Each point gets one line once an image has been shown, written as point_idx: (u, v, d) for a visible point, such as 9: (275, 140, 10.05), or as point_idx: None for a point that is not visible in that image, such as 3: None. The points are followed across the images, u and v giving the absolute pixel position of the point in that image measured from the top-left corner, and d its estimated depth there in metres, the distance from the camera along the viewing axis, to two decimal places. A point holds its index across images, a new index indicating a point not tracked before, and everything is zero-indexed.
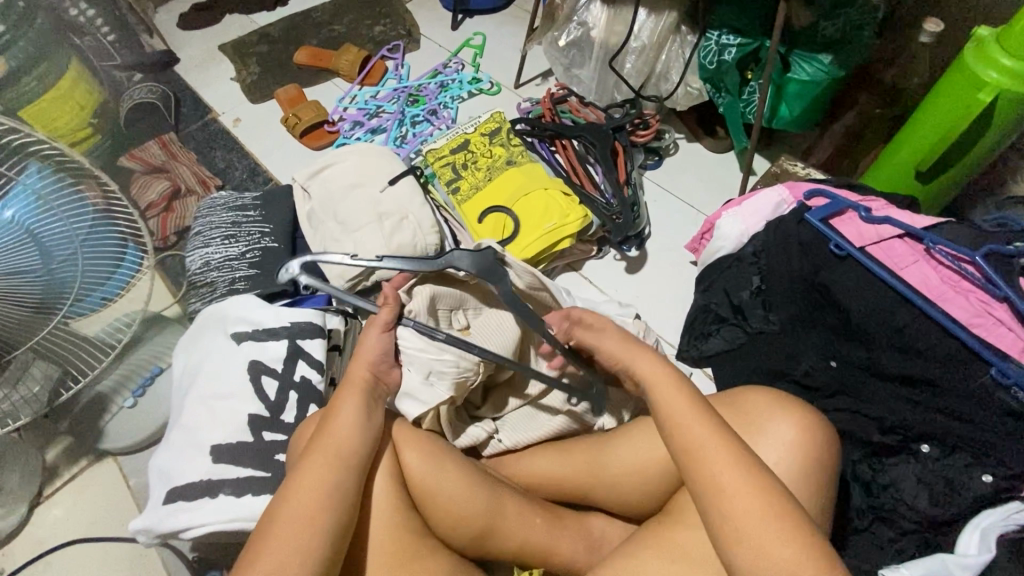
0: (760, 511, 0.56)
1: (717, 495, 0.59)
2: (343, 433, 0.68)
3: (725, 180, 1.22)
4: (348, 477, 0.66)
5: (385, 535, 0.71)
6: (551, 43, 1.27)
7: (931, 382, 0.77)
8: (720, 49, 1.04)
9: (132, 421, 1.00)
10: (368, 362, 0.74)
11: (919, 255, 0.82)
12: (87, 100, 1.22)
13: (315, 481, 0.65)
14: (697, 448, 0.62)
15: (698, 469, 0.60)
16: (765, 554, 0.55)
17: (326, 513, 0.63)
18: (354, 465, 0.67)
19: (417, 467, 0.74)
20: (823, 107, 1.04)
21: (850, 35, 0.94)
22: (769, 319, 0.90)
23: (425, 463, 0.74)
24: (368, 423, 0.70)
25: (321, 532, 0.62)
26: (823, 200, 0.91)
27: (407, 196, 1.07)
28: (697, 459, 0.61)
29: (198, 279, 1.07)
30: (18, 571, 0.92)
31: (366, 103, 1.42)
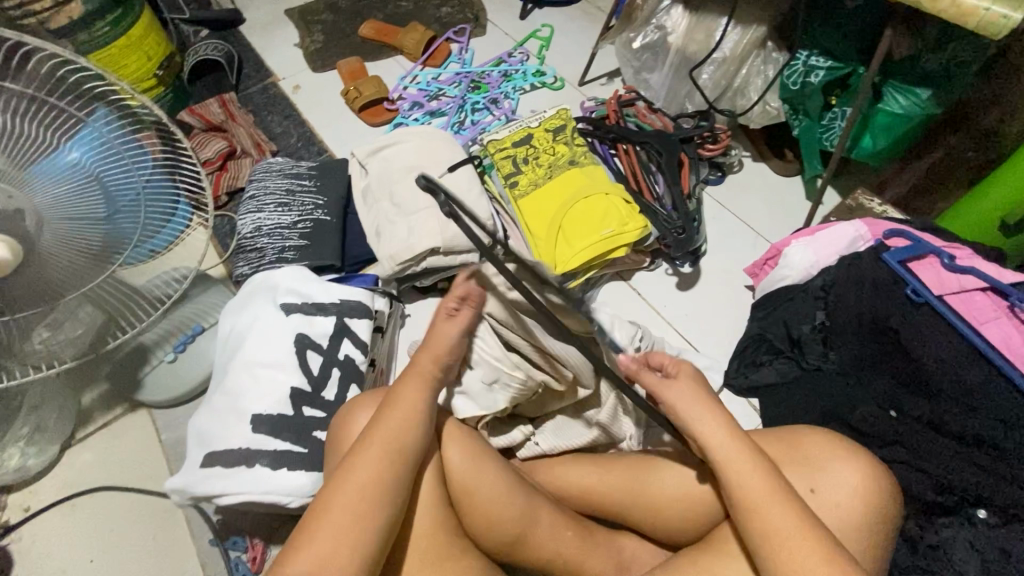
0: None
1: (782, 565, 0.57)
2: (398, 428, 0.66)
3: (788, 206, 1.18)
4: (398, 476, 0.64)
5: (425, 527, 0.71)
6: (625, 45, 1.23)
7: (998, 446, 0.74)
8: (807, 71, 1.00)
9: (170, 376, 1.00)
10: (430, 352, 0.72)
11: (1002, 312, 0.78)
12: (154, 51, 1.30)
13: (370, 474, 0.63)
14: (769, 507, 0.59)
15: (774, 544, 0.57)
16: None
17: (377, 509, 0.62)
18: (407, 463, 0.65)
19: (458, 463, 0.73)
20: (909, 140, 0.99)
21: (952, 72, 0.88)
22: (828, 357, 0.87)
23: (465, 460, 0.73)
24: (423, 416, 0.68)
25: (371, 528, 0.61)
26: (903, 241, 0.87)
27: (465, 186, 1.06)
28: (764, 518, 0.59)
29: (247, 243, 1.06)
30: (45, 508, 0.93)
31: (427, 84, 1.41)
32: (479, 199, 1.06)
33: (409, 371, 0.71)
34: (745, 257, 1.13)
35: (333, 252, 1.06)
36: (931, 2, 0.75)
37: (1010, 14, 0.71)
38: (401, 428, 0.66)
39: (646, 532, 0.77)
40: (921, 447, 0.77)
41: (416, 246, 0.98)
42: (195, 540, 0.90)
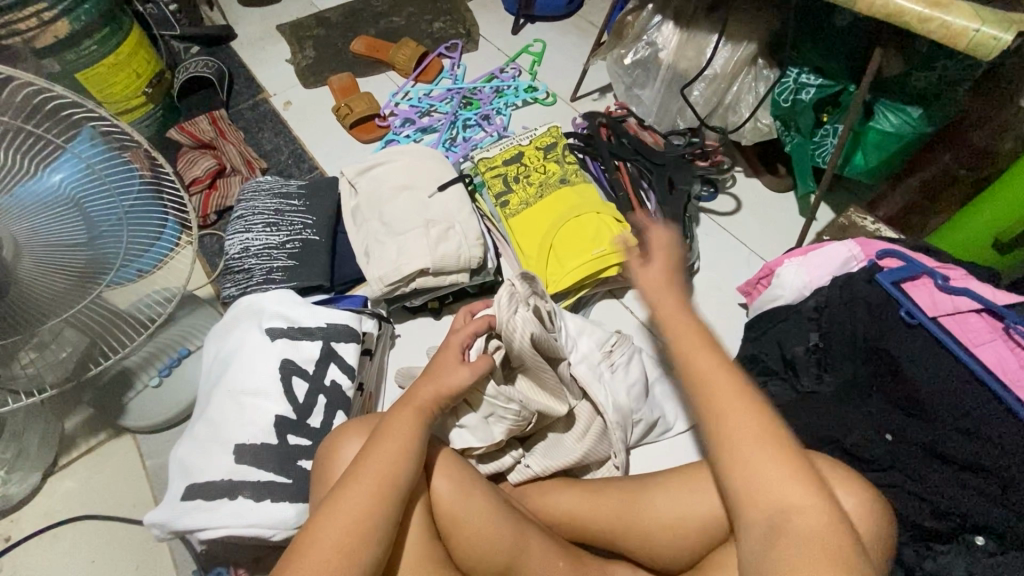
0: (788, 474, 0.55)
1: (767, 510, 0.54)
2: (390, 458, 0.65)
3: (781, 222, 1.17)
4: (391, 510, 0.62)
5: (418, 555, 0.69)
6: (616, 61, 1.23)
7: (996, 472, 0.71)
8: (798, 88, 0.99)
9: (155, 400, 0.98)
10: (434, 386, 0.72)
11: (997, 333, 0.77)
12: (143, 69, 1.30)
13: (360, 508, 0.61)
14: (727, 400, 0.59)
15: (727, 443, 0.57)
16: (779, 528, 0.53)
17: (364, 547, 0.60)
18: (396, 499, 0.63)
19: (446, 494, 0.72)
20: (899, 160, 0.99)
21: (942, 91, 0.87)
22: (822, 380, 0.86)
23: (453, 492, 0.72)
24: (416, 444, 0.67)
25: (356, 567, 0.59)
26: (895, 261, 0.86)
27: (458, 206, 1.05)
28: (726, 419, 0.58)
29: (235, 264, 1.05)
30: (25, 539, 0.91)
31: (419, 100, 1.40)
32: (469, 218, 1.04)
33: (405, 402, 0.71)
34: (739, 274, 1.12)
35: (322, 272, 1.05)
36: (918, 22, 0.74)
37: (999, 36, 0.70)
38: (391, 453, 0.65)
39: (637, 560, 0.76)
40: (919, 473, 0.76)
41: (405, 268, 0.97)
42: (179, 570, 0.88)
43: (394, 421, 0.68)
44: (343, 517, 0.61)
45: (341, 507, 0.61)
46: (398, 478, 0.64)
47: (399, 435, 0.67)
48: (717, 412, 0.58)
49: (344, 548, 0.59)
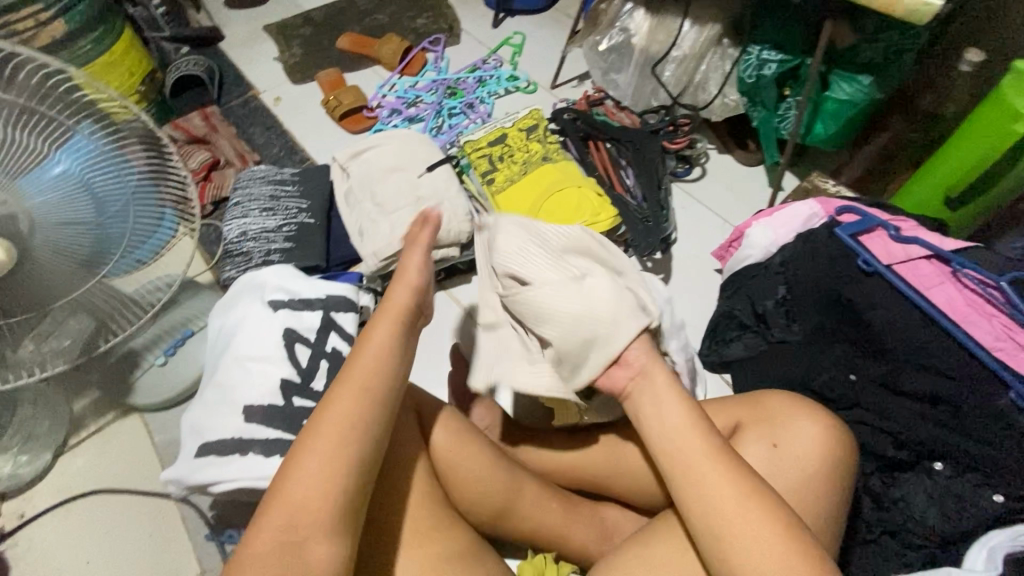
0: (748, 500, 0.57)
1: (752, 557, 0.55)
2: (339, 419, 0.58)
3: (752, 193, 1.24)
4: (348, 479, 0.56)
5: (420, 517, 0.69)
6: (592, 47, 1.28)
7: (948, 400, 0.78)
8: (760, 64, 1.06)
9: (162, 378, 1.02)
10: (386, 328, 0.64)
11: (946, 277, 0.84)
12: (136, 68, 1.34)
13: (313, 481, 0.55)
14: (686, 451, 0.61)
15: (690, 478, 0.60)
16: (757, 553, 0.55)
17: (323, 520, 0.54)
18: (353, 464, 0.57)
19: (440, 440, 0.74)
20: (857, 128, 1.07)
21: (889, 59, 0.95)
22: (792, 328, 0.92)
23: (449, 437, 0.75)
24: (371, 406, 0.60)
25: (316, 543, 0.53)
26: (853, 217, 0.94)
27: (446, 185, 1.11)
28: (687, 466, 0.60)
29: (234, 248, 1.09)
30: (39, 514, 0.94)
31: (405, 92, 1.45)
32: (456, 196, 1.10)
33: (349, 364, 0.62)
34: (714, 241, 1.19)
35: (319, 253, 1.09)
36: None
37: (930, 2, 0.78)
38: (347, 415, 0.58)
39: (626, 502, 0.81)
40: (878, 406, 0.82)
41: (398, 242, 1.02)
42: (191, 535, 0.92)
43: (338, 392, 0.59)
44: (292, 498, 0.55)
45: (295, 481, 0.55)
46: (357, 443, 0.58)
47: (348, 402, 0.59)
48: (684, 464, 0.60)
49: (302, 519, 0.54)
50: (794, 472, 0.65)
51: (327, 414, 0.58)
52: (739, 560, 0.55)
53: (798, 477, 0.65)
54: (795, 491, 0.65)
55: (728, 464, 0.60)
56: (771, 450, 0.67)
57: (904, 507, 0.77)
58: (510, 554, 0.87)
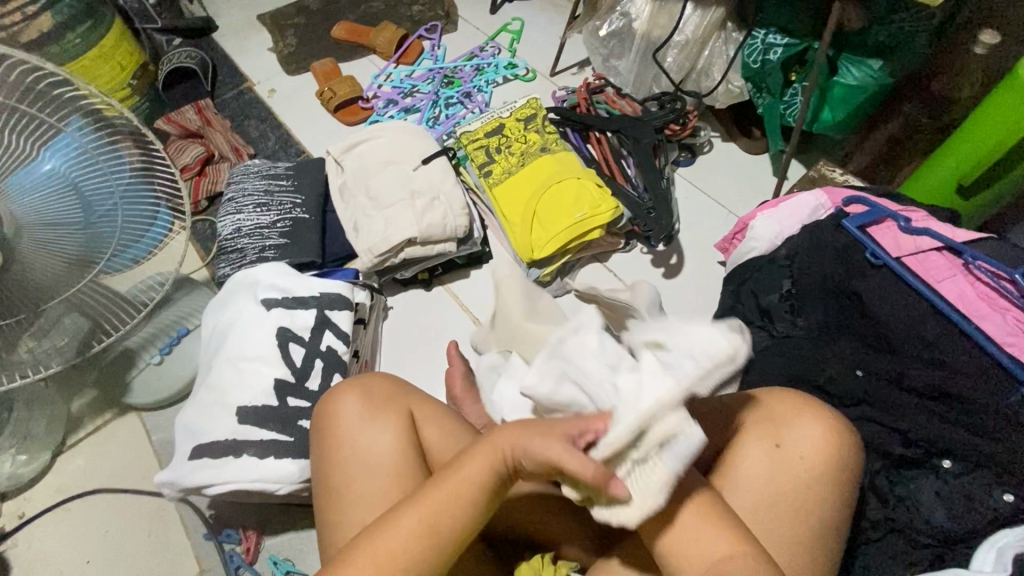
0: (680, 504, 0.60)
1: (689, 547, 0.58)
2: (447, 507, 0.59)
3: (757, 182, 1.21)
4: (438, 555, 0.58)
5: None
6: (592, 33, 1.25)
7: (958, 396, 0.76)
8: (766, 49, 1.04)
9: (158, 377, 1.02)
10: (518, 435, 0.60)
11: (957, 270, 0.82)
12: (127, 61, 1.32)
13: (405, 546, 0.58)
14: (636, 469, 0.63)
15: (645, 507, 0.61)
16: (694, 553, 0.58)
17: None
18: (445, 546, 0.59)
19: None
20: (865, 113, 1.03)
21: (900, 42, 0.92)
22: (796, 324, 0.89)
23: None
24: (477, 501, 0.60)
25: None
26: (861, 207, 0.91)
27: (442, 178, 1.09)
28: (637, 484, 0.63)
29: (228, 245, 1.08)
30: (38, 514, 0.94)
31: (401, 82, 1.42)
32: (452, 189, 1.07)
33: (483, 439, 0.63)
34: (717, 233, 1.16)
35: (314, 249, 1.07)
36: None
37: None
38: (457, 498, 0.60)
39: None
40: (885, 403, 0.79)
41: (392, 239, 1.00)
42: (190, 535, 0.92)
43: (467, 462, 0.61)
44: (384, 555, 0.57)
45: (389, 540, 0.58)
46: (454, 524, 0.59)
47: (466, 483, 0.60)
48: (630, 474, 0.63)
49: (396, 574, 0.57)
50: (798, 475, 0.64)
51: (445, 489, 0.60)
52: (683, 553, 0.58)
53: (801, 480, 0.64)
54: (797, 495, 0.63)
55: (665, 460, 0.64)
56: (774, 450, 0.65)
57: (911, 506, 0.75)
58: None
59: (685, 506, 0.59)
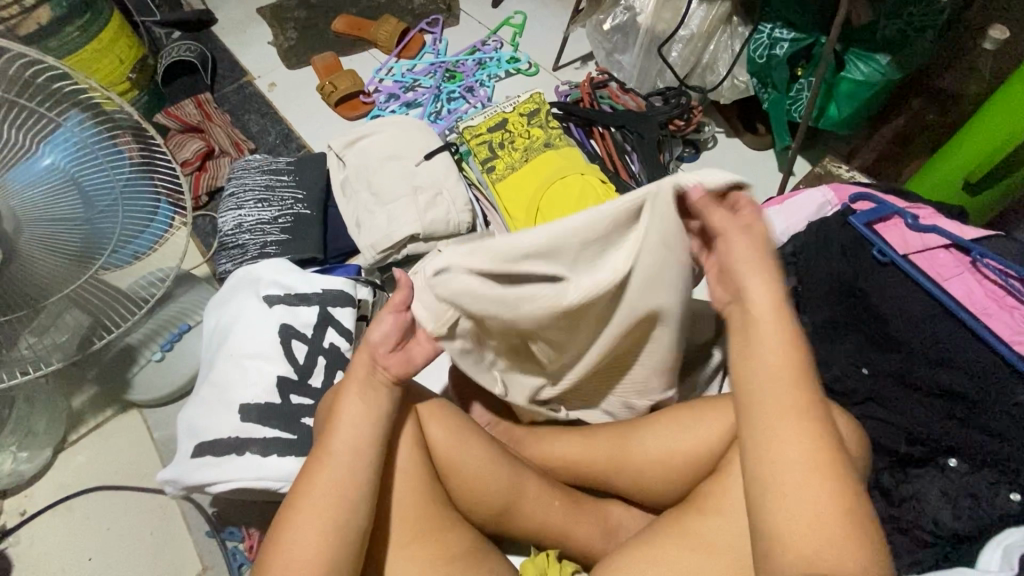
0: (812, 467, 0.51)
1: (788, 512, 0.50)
2: (352, 430, 0.63)
3: (762, 178, 1.20)
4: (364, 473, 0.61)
5: (405, 520, 0.68)
6: (596, 27, 1.24)
7: (964, 395, 0.76)
8: (772, 43, 1.03)
9: (159, 374, 1.01)
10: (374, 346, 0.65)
11: (964, 267, 0.81)
12: (126, 54, 1.31)
13: (336, 478, 0.61)
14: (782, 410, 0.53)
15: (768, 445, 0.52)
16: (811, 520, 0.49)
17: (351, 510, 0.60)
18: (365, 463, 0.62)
19: (441, 440, 0.73)
20: (872, 109, 1.03)
21: (910, 37, 0.91)
22: (801, 321, 0.89)
23: (448, 436, 0.73)
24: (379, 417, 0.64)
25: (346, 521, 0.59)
26: (868, 204, 0.90)
27: (444, 174, 1.08)
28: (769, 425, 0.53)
29: (229, 240, 1.07)
30: (40, 511, 0.94)
31: (403, 76, 1.41)
32: (455, 186, 1.06)
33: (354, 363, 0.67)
34: None
35: (315, 244, 1.06)
36: None
37: None
38: (357, 425, 0.63)
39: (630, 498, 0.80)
40: (891, 401, 0.80)
41: (396, 236, 1.00)
42: (192, 532, 0.91)
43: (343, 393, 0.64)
44: (321, 492, 0.60)
45: (318, 482, 0.61)
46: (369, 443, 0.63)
47: (353, 404, 0.64)
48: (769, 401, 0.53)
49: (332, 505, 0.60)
50: None
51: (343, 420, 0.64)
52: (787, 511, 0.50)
53: None
54: None
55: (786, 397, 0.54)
56: None
57: (914, 505, 0.75)
58: (511, 550, 0.85)
59: (801, 445, 0.51)
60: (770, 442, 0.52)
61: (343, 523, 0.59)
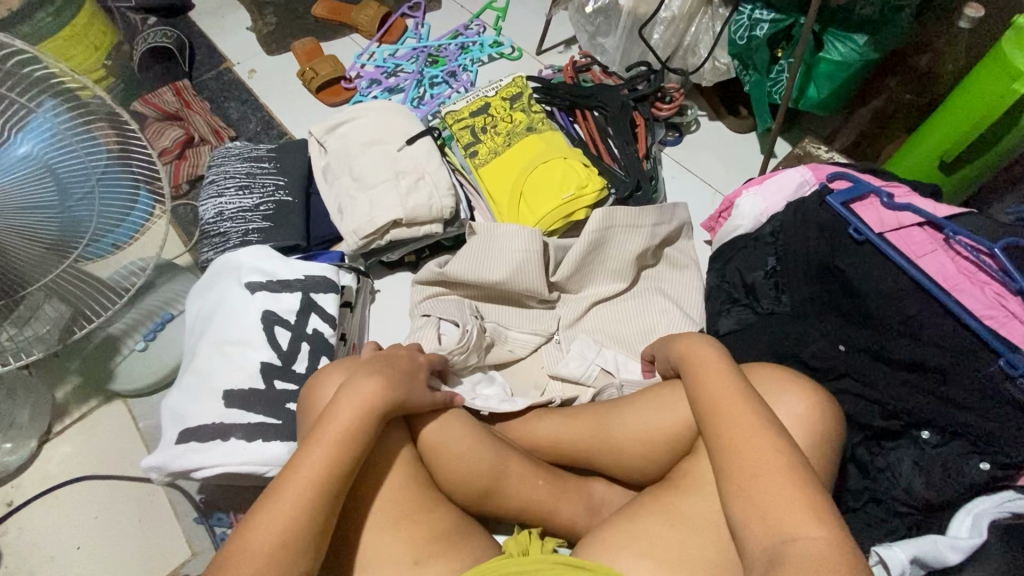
0: (789, 495, 0.55)
1: (763, 500, 0.56)
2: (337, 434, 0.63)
3: (745, 161, 1.21)
4: (317, 498, 0.59)
5: (398, 502, 0.68)
6: (578, 10, 1.23)
7: (939, 369, 0.76)
8: (752, 24, 1.03)
9: (143, 364, 1.01)
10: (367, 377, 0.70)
11: (938, 245, 0.82)
12: (101, 41, 1.28)
13: (290, 504, 0.58)
14: (756, 443, 0.59)
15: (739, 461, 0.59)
16: (763, 512, 0.56)
17: (304, 533, 0.58)
18: (324, 488, 0.60)
19: (434, 434, 0.74)
20: (852, 88, 1.04)
21: (886, 16, 0.92)
22: (780, 301, 0.91)
23: (440, 432, 0.74)
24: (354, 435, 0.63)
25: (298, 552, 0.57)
26: (845, 182, 0.92)
27: (503, 241, 0.97)
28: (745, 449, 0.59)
29: (211, 229, 1.06)
30: (26, 502, 0.94)
31: (384, 61, 1.39)
32: (527, 264, 0.95)
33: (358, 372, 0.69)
34: (704, 212, 1.16)
35: (297, 231, 1.06)
36: None
37: None
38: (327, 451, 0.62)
39: (611, 475, 0.82)
40: (866, 376, 0.80)
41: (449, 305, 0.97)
42: (180, 519, 0.92)
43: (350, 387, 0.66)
44: (276, 514, 0.58)
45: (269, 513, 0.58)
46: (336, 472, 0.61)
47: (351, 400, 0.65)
48: (741, 436, 0.60)
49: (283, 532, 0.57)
50: None
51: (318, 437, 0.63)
52: (750, 520, 0.56)
53: None
54: None
55: (751, 405, 0.62)
56: None
57: None
58: (498, 530, 0.87)
59: (779, 479, 0.56)
60: (748, 470, 0.58)
61: (304, 525, 0.58)
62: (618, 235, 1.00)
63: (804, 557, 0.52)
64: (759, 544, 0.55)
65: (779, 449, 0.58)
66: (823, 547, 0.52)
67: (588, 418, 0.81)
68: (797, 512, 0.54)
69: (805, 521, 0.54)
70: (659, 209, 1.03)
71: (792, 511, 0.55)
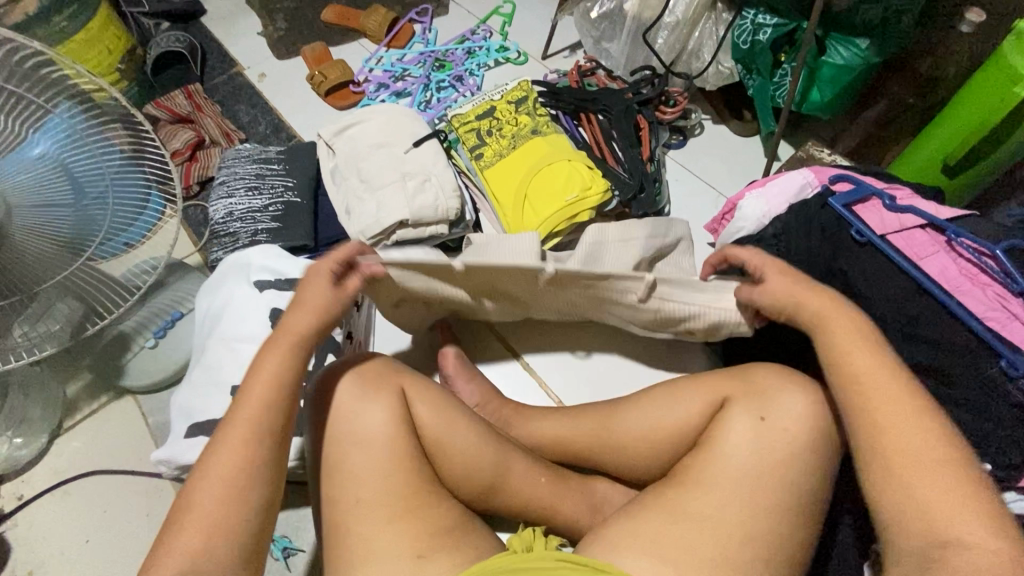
0: (948, 490, 0.54)
1: (915, 498, 0.54)
2: (264, 389, 0.62)
3: (749, 164, 1.22)
4: (257, 455, 0.59)
5: (401, 496, 0.69)
6: (583, 15, 1.25)
7: (941, 370, 0.77)
8: (755, 29, 1.04)
9: (153, 360, 1.02)
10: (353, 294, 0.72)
11: (940, 247, 0.82)
12: (116, 45, 1.31)
13: (228, 461, 0.58)
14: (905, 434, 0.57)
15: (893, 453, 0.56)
16: (915, 506, 0.54)
17: (249, 489, 0.58)
18: (263, 444, 0.60)
19: (429, 423, 0.74)
20: (854, 92, 1.05)
21: (888, 21, 0.94)
22: None
23: (436, 421, 0.74)
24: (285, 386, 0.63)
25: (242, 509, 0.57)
26: (848, 185, 0.92)
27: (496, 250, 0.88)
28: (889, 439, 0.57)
29: (220, 229, 1.08)
30: (36, 496, 0.95)
31: (392, 65, 1.41)
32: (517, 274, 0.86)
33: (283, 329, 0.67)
34: (708, 215, 1.17)
35: (305, 232, 1.08)
36: None
37: None
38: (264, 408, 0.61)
39: (614, 473, 0.82)
40: None
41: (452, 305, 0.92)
42: None
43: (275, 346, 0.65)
44: (216, 472, 0.58)
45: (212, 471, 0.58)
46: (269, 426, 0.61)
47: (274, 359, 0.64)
48: (901, 424, 0.57)
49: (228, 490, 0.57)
50: (782, 445, 0.66)
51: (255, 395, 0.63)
52: (902, 516, 0.55)
53: (784, 450, 0.66)
54: (776, 465, 0.66)
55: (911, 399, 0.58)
56: (759, 423, 0.68)
57: None
58: (500, 527, 0.87)
59: (944, 474, 0.54)
60: (905, 464, 0.56)
61: (246, 479, 0.58)
62: (611, 251, 0.92)
63: (971, 565, 0.50)
64: (915, 552, 0.53)
65: (948, 447, 0.55)
66: (994, 555, 0.51)
67: (592, 417, 0.82)
68: (961, 514, 0.53)
69: (969, 521, 0.52)
70: (654, 223, 0.96)
71: (957, 513, 0.53)
